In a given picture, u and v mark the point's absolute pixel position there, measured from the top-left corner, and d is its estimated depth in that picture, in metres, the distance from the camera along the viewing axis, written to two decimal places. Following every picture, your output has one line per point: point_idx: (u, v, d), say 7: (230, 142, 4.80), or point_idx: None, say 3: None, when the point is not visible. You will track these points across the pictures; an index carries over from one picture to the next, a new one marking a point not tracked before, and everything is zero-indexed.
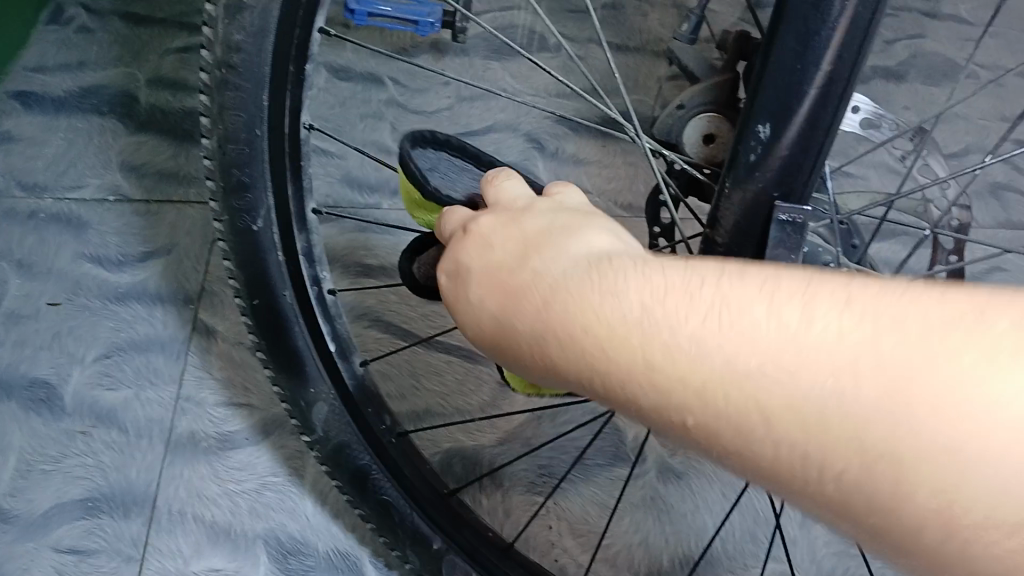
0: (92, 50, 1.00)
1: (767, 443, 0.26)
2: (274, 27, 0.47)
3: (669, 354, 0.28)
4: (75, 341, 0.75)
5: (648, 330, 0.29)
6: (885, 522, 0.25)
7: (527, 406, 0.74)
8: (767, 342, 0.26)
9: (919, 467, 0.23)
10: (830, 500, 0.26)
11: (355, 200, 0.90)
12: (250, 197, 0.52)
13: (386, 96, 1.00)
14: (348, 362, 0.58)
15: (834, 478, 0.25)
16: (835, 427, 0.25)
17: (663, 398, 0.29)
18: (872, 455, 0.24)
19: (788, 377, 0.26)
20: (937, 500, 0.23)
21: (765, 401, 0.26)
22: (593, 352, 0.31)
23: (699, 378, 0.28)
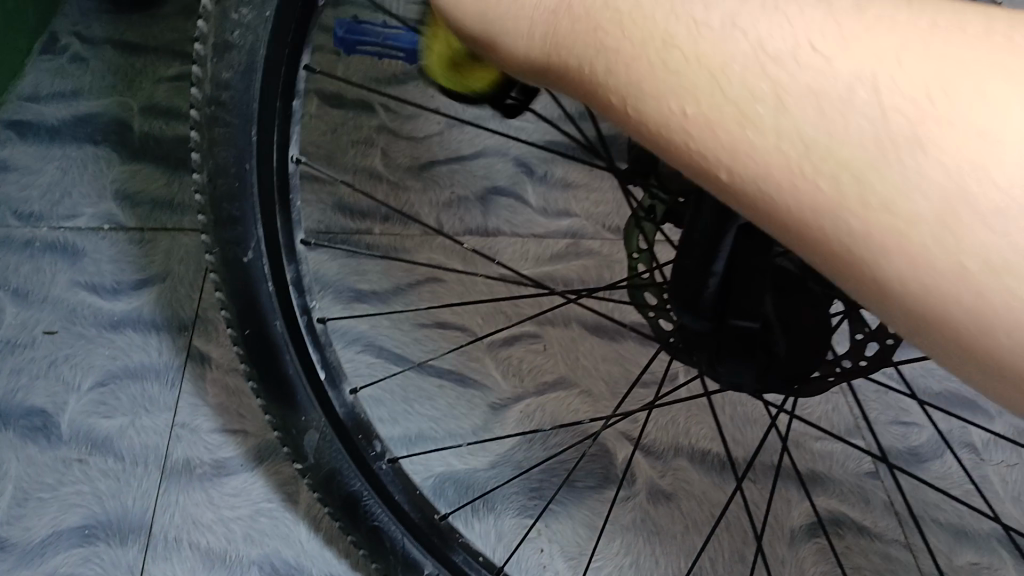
0: (86, 79, 1.02)
1: (758, 132, 0.25)
2: (260, 66, 0.48)
3: (687, 40, 0.26)
4: (70, 369, 0.76)
5: (674, 17, 0.27)
6: (846, 225, 0.24)
7: (517, 429, 0.75)
8: (812, 28, 0.25)
9: (890, 146, 0.23)
10: (802, 200, 0.24)
11: (347, 225, 0.91)
12: (240, 229, 0.53)
13: (378, 122, 1.02)
14: (336, 390, 0.60)
15: (829, 164, 0.24)
16: (847, 105, 0.23)
17: (664, 87, 0.26)
18: (885, 146, 0.23)
19: (787, 45, 0.25)
20: (883, 183, 0.23)
21: (748, 62, 0.25)
22: (603, 41, 0.28)
23: (718, 63, 0.25)
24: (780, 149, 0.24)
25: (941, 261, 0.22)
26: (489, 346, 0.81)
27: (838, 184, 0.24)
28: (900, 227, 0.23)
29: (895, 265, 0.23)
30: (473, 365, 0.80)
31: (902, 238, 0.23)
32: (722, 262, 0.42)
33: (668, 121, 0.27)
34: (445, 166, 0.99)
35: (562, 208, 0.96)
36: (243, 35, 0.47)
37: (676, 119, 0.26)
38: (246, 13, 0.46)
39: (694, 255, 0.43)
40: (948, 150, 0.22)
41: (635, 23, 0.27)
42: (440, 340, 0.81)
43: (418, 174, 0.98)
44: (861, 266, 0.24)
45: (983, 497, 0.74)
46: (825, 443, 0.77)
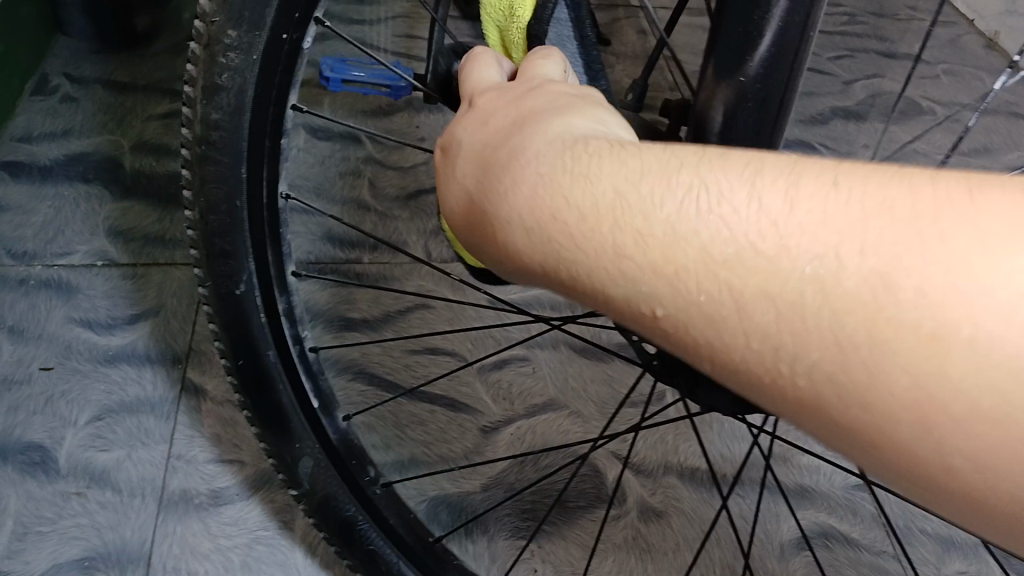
0: (77, 119, 1.04)
1: (731, 335, 0.25)
2: (250, 105, 0.50)
3: (651, 250, 0.26)
4: (67, 404, 0.77)
5: (623, 220, 0.27)
6: (822, 416, 0.24)
7: (508, 451, 0.77)
8: (788, 235, 0.24)
9: (872, 360, 0.22)
10: (790, 398, 0.24)
11: (337, 256, 0.93)
12: (232, 264, 0.54)
13: (365, 154, 1.04)
14: (330, 417, 0.62)
15: (801, 369, 0.24)
16: (804, 311, 0.23)
17: (634, 291, 0.27)
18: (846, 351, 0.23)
19: (754, 259, 0.24)
20: (881, 403, 0.22)
21: (718, 273, 0.25)
22: (563, 250, 0.29)
23: (677, 269, 0.26)
24: (754, 351, 0.25)
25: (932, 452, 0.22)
26: (478, 370, 0.83)
27: (814, 388, 0.23)
28: (896, 436, 0.22)
29: (896, 457, 0.23)
30: (463, 390, 0.81)
31: (894, 437, 0.22)
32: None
33: (651, 319, 0.27)
34: (432, 195, 1.01)
35: None
36: (231, 78, 0.48)
37: (642, 312, 0.27)
38: (234, 57, 0.48)
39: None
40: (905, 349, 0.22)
41: (588, 227, 0.28)
42: (431, 365, 0.83)
43: (405, 203, 1.00)
44: (874, 455, 0.23)
45: None
46: (810, 457, 0.79)
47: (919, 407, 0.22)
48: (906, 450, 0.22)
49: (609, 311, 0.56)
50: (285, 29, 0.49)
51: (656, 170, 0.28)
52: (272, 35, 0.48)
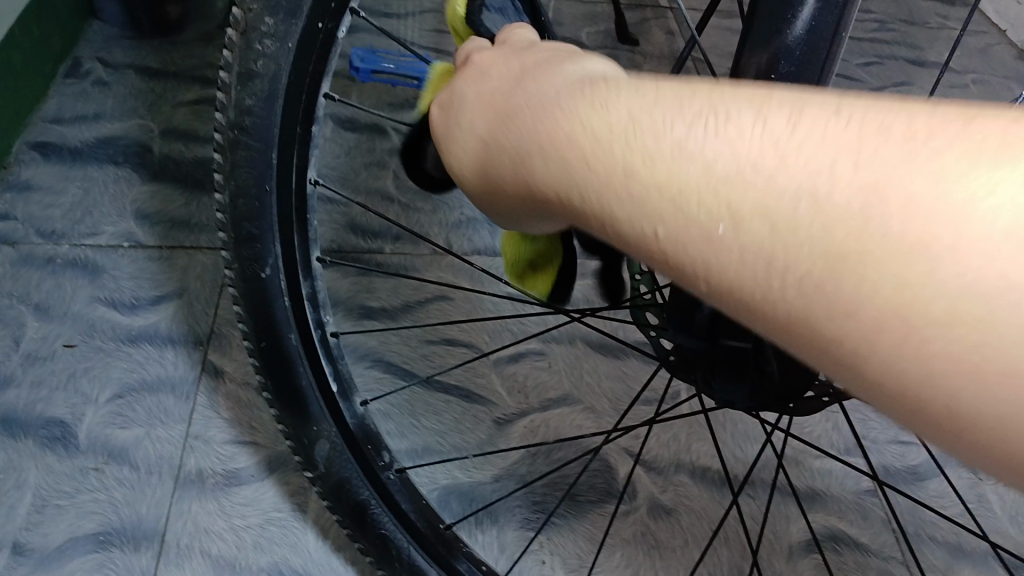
0: (108, 103, 1.05)
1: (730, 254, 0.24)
2: (282, 92, 0.51)
3: (646, 173, 0.26)
4: (89, 381, 0.78)
5: (633, 143, 0.26)
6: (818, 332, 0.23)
7: (522, 443, 0.77)
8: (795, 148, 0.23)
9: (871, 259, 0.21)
10: (780, 312, 0.24)
11: (359, 244, 0.94)
12: (258, 247, 0.55)
13: (390, 145, 1.05)
14: (347, 401, 0.61)
15: (789, 281, 0.23)
16: (784, 216, 0.23)
17: (638, 212, 0.26)
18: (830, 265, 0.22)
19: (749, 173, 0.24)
20: (886, 311, 0.21)
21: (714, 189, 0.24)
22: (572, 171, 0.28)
23: (676, 185, 0.25)
24: (746, 266, 0.24)
25: (910, 362, 0.21)
26: (495, 363, 0.83)
27: (800, 298, 0.23)
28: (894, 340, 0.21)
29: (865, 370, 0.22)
30: (479, 381, 0.82)
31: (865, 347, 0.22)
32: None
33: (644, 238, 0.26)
34: (454, 188, 1.02)
35: None
36: (265, 65, 0.50)
37: (638, 235, 0.26)
38: (269, 44, 0.49)
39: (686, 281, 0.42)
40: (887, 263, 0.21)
41: (600, 152, 0.27)
42: (448, 355, 0.84)
43: (428, 196, 1.01)
44: (848, 368, 0.23)
45: (981, 515, 0.75)
46: (823, 461, 0.78)
47: (895, 312, 0.21)
48: (878, 359, 0.22)
49: (630, 304, 0.55)
50: (320, 19, 0.49)
51: (663, 95, 0.27)
52: (307, 25, 0.49)
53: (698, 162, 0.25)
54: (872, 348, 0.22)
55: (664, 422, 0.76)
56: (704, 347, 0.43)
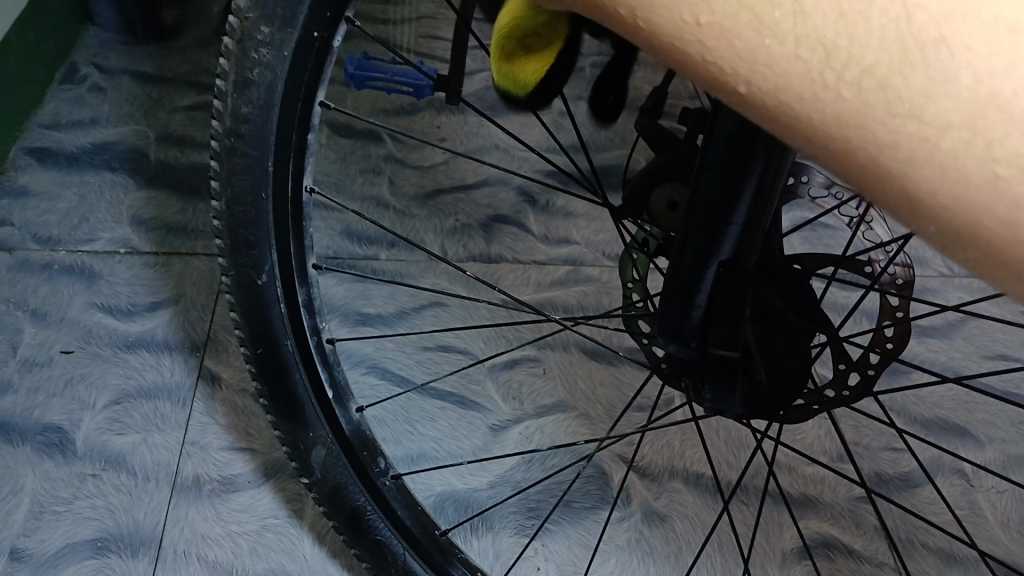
0: (104, 109, 1.06)
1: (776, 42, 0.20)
2: (279, 101, 0.51)
3: None
4: (86, 388, 0.79)
5: None
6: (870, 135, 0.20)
7: (516, 449, 0.78)
8: None
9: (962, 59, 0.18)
10: (829, 113, 0.20)
11: (354, 251, 0.94)
12: (255, 254, 0.56)
13: (385, 152, 1.06)
14: (343, 407, 0.62)
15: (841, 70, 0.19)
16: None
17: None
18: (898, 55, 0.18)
19: None
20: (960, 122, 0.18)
21: None
22: None
23: None
24: (798, 55, 0.20)
25: (980, 169, 0.19)
26: (490, 369, 0.84)
27: (862, 95, 0.19)
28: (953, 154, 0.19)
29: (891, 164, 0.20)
30: (474, 388, 0.82)
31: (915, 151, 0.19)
32: (704, 297, 0.42)
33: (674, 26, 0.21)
34: (449, 195, 1.03)
35: (563, 235, 1.00)
36: (261, 73, 0.50)
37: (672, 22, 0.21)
38: (265, 53, 0.49)
39: (677, 295, 0.43)
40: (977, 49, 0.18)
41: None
42: (443, 362, 0.84)
43: (424, 203, 1.01)
44: (876, 172, 0.20)
45: (971, 523, 0.76)
46: (815, 467, 0.79)
47: (970, 121, 0.18)
48: (924, 165, 0.19)
49: (621, 312, 0.56)
50: (315, 27, 0.49)
51: None
52: (303, 33, 0.49)
53: None
54: (935, 155, 0.19)
55: (655, 430, 0.76)
56: (695, 358, 0.44)
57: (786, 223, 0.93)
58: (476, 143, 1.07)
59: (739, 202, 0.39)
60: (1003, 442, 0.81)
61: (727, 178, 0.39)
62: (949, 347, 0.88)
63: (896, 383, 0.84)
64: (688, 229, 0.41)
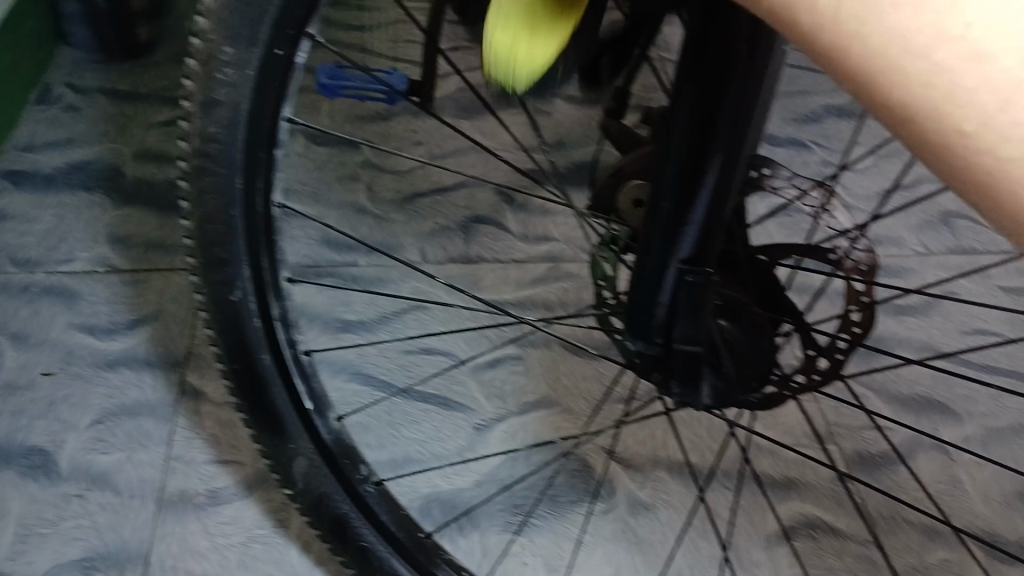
0: (78, 127, 1.06)
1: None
2: (245, 120, 0.51)
3: None
4: (69, 408, 0.79)
5: None
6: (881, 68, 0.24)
7: (501, 449, 0.78)
8: None
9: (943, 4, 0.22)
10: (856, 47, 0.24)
11: (334, 259, 0.95)
12: (228, 270, 0.56)
13: (362, 158, 1.06)
14: (323, 419, 0.62)
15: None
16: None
17: None
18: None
19: None
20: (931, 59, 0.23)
21: None
22: None
23: None
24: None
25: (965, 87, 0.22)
26: (473, 369, 0.84)
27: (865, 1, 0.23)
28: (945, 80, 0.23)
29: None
30: (458, 390, 0.82)
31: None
32: (667, 295, 0.42)
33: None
34: (426, 198, 1.03)
35: (541, 233, 1.00)
36: (227, 93, 0.50)
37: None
38: (230, 72, 0.49)
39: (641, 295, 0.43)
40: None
41: None
42: (426, 365, 0.84)
43: (402, 207, 1.02)
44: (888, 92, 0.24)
45: (953, 497, 0.77)
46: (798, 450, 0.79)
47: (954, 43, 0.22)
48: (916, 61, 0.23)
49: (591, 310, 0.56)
50: (277, 46, 0.49)
51: None
52: (265, 52, 0.49)
53: None
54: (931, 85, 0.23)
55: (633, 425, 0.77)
56: (661, 354, 0.45)
57: (762, 210, 0.93)
58: (451, 145, 1.08)
59: (699, 195, 0.39)
60: (981, 416, 0.82)
61: (685, 173, 0.39)
62: (927, 325, 0.89)
63: (877, 363, 0.85)
64: (648, 230, 0.42)
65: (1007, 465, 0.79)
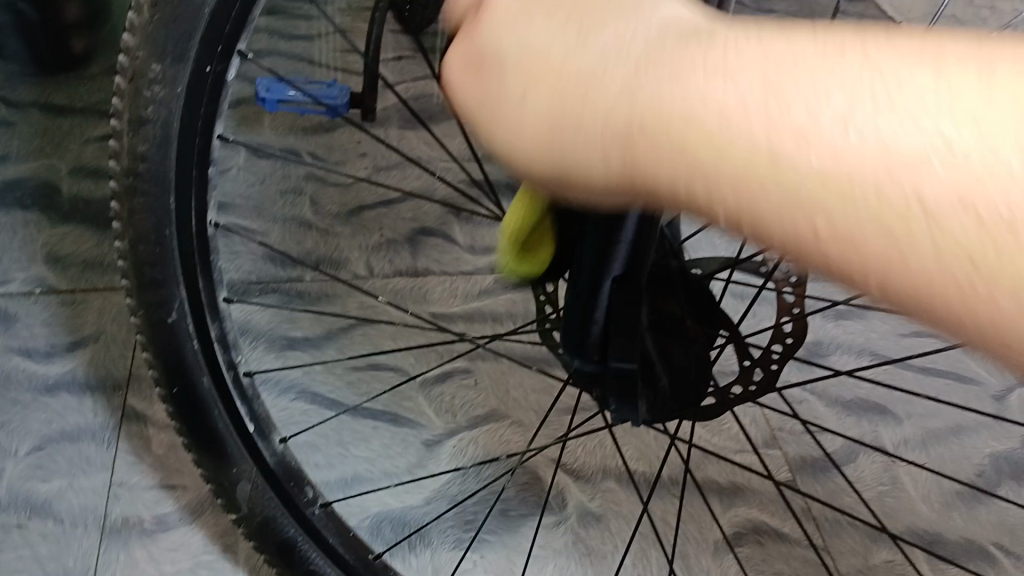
0: (12, 144, 1.03)
1: (704, 113, 0.26)
2: (176, 136, 0.50)
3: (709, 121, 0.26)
4: (6, 435, 0.77)
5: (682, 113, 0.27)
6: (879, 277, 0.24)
7: (451, 464, 0.78)
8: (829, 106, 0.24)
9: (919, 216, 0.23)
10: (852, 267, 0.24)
11: (278, 274, 0.93)
12: (163, 292, 0.55)
13: (305, 170, 1.05)
14: (266, 440, 0.62)
15: (756, 125, 0.25)
16: (759, 72, 0.26)
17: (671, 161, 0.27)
18: (794, 103, 0.25)
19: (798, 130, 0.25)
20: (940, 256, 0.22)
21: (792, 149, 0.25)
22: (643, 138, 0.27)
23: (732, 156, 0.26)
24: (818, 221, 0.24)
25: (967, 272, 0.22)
26: (421, 386, 0.84)
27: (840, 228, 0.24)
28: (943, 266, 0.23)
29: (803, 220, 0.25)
30: (407, 406, 0.82)
31: (833, 197, 0.24)
32: (602, 313, 0.43)
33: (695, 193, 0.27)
34: (373, 211, 1.02)
35: (489, 243, 1.00)
36: (156, 110, 0.48)
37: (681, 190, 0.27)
38: (158, 90, 0.48)
39: (576, 313, 0.44)
40: (903, 110, 0.23)
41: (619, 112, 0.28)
42: (373, 381, 0.84)
43: (347, 220, 1.01)
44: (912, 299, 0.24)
45: (894, 497, 0.79)
46: (744, 455, 0.81)
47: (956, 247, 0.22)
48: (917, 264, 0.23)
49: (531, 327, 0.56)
50: (207, 62, 0.48)
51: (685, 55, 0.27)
52: (194, 69, 0.48)
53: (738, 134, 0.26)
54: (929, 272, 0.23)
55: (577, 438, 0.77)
56: (597, 371, 0.45)
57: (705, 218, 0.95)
58: (397, 157, 1.07)
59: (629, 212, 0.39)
60: (918, 416, 0.85)
61: None
62: (866, 328, 0.91)
63: (818, 368, 0.87)
64: (580, 248, 0.42)
65: (945, 463, 0.81)
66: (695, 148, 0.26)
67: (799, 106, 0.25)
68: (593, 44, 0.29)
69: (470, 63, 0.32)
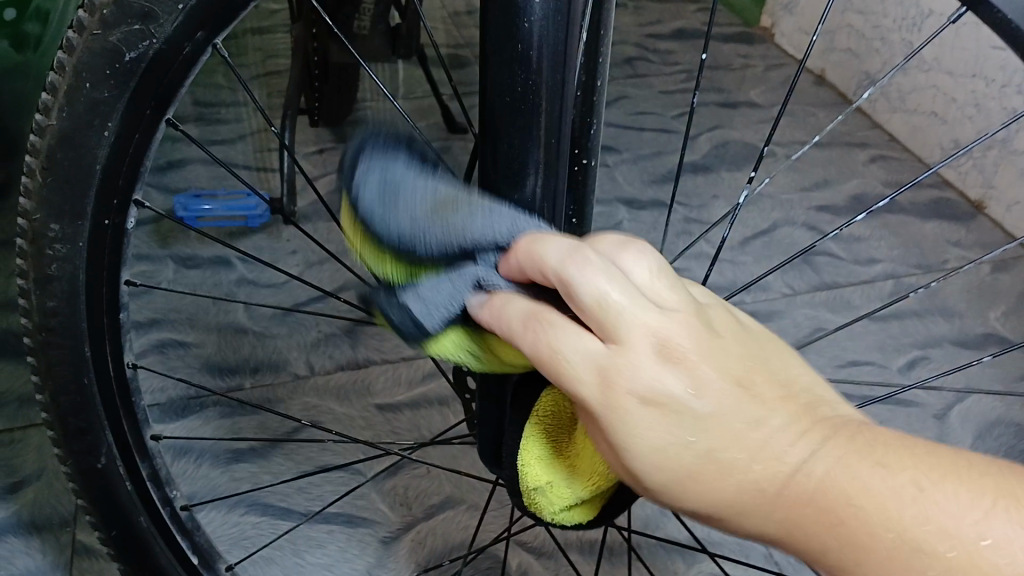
0: None
1: (798, 493, 0.31)
2: (83, 290, 0.50)
3: (819, 495, 0.31)
4: None
5: (780, 488, 0.31)
6: None
7: (412, 559, 0.78)
8: (906, 497, 0.30)
9: None
10: None
11: (218, 384, 0.93)
12: (90, 438, 0.54)
13: (236, 276, 1.05)
14: (210, 569, 0.62)
15: (881, 506, 0.30)
16: (883, 469, 0.31)
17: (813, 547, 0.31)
18: (856, 492, 0.30)
19: (867, 510, 0.30)
20: None
21: (864, 526, 0.30)
22: (785, 507, 0.31)
23: (855, 541, 0.30)
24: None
25: None
26: (373, 481, 0.85)
27: None
28: None
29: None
30: (361, 505, 0.83)
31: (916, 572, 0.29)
32: (512, 422, 0.43)
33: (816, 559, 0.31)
34: (309, 307, 1.02)
35: None
36: (60, 267, 0.48)
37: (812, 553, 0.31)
38: (60, 248, 0.48)
39: (488, 421, 0.44)
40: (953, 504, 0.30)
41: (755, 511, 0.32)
42: (324, 485, 0.84)
43: (283, 321, 1.01)
44: None
45: None
46: None
47: None
48: None
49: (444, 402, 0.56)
50: (105, 216, 0.48)
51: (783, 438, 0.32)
52: (93, 224, 0.48)
53: (852, 508, 0.30)
54: None
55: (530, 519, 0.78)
56: (515, 476, 0.46)
57: None
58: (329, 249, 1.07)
59: None
60: None
61: None
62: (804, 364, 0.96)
63: None
64: (481, 372, 0.43)
65: None
66: (804, 516, 0.31)
67: (923, 502, 0.30)
68: (745, 414, 0.32)
69: (656, 411, 0.32)
